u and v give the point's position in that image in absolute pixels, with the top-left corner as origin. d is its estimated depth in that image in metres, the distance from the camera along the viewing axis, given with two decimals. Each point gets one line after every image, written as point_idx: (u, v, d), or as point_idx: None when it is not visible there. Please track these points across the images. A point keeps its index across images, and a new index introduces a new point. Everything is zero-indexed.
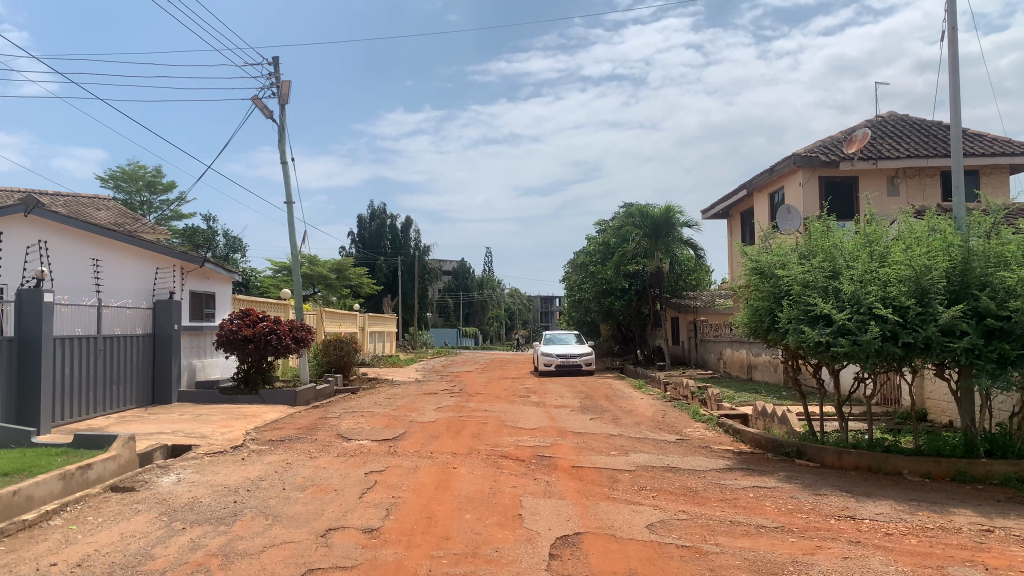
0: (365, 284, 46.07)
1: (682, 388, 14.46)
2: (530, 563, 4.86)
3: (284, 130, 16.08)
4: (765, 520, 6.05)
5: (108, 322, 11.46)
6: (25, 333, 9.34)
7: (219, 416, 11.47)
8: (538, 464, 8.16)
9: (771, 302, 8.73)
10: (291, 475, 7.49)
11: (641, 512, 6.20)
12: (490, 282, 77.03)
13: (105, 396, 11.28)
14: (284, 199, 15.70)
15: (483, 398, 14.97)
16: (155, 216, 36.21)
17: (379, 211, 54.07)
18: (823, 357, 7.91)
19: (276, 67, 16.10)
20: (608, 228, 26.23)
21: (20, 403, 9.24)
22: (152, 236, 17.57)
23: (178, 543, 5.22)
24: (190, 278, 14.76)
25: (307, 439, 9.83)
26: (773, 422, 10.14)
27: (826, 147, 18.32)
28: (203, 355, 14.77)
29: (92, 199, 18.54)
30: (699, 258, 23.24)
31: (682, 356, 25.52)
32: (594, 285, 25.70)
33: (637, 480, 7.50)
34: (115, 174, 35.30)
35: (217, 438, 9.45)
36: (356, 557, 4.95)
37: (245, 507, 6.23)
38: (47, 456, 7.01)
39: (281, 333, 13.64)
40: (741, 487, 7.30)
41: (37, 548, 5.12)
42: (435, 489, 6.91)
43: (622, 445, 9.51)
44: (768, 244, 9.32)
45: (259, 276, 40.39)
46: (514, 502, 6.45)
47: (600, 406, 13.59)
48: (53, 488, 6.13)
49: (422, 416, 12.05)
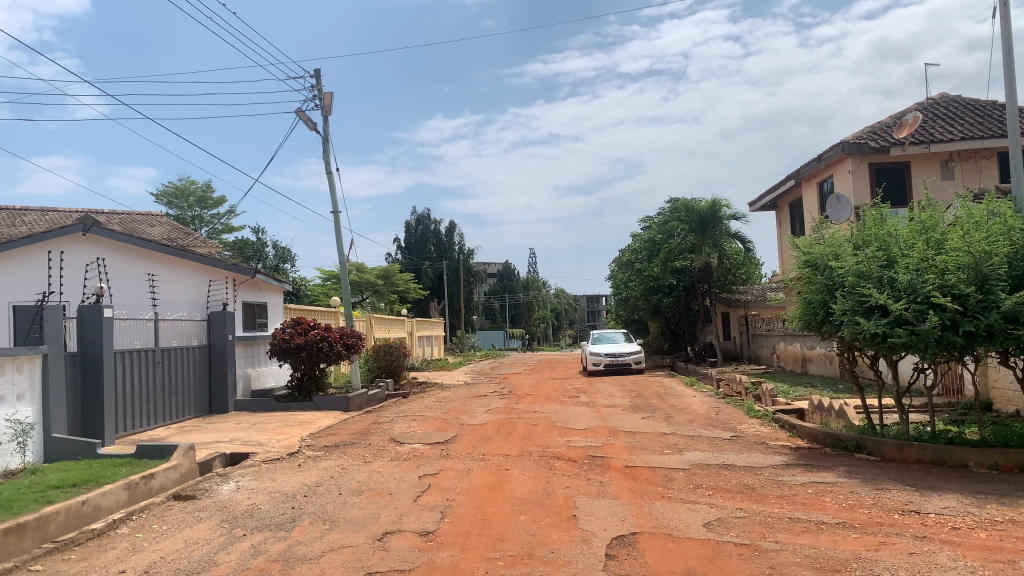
0: (412, 289, 46.50)
1: (736, 384, 14.19)
2: (587, 564, 4.83)
3: (328, 141, 16.30)
4: (825, 516, 5.92)
5: (166, 335, 11.78)
6: (88, 349, 9.63)
7: (274, 424, 11.63)
8: (591, 465, 8.12)
9: (824, 294, 8.51)
10: (346, 480, 7.58)
11: (698, 510, 6.13)
12: (536, 283, 77.11)
13: (165, 407, 11.58)
14: (331, 208, 15.92)
15: (532, 399, 15.00)
16: (207, 231, 37.19)
17: (423, 216, 54.50)
18: (881, 348, 7.72)
19: (317, 79, 16.34)
20: (654, 224, 25.97)
21: (86, 417, 9.54)
22: (203, 249, 17.97)
23: (239, 550, 5.32)
24: (242, 289, 15.02)
25: (361, 443, 9.97)
26: (830, 416, 9.94)
27: (876, 132, 17.88)
28: (257, 365, 15.04)
29: (147, 216, 19.10)
30: (748, 251, 22.86)
31: (734, 352, 25.16)
32: (642, 282, 25.44)
33: (692, 478, 7.40)
34: (167, 191, 36.25)
35: (274, 446, 9.61)
36: (413, 560, 4.98)
37: (303, 513, 6.32)
38: (111, 467, 7.23)
39: (332, 340, 13.78)
40: (800, 483, 7.16)
41: (106, 556, 5.28)
42: (488, 491, 6.92)
43: (675, 444, 9.39)
44: (821, 235, 9.12)
45: (308, 286, 41.05)
46: (568, 503, 6.42)
47: (651, 404, 13.50)
48: (119, 498, 6.31)
49: (472, 419, 12.10)
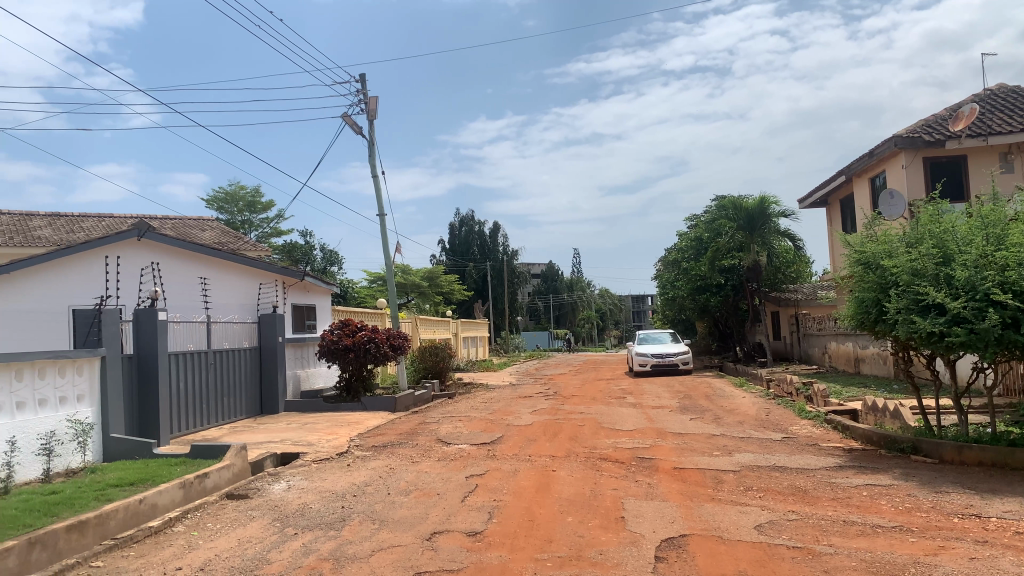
0: (456, 290, 46.72)
1: (787, 385, 13.94)
2: (636, 566, 4.79)
3: (373, 145, 16.48)
4: (881, 520, 5.78)
5: (218, 336, 12.03)
6: (144, 350, 9.89)
7: (323, 424, 11.79)
8: (639, 467, 8.06)
9: (877, 293, 8.31)
10: (395, 480, 7.65)
11: (749, 513, 6.03)
12: (581, 284, 76.87)
13: (218, 408, 11.83)
14: (377, 211, 16.10)
15: (579, 400, 14.94)
16: (256, 235, 37.88)
17: (467, 217, 54.70)
18: (938, 347, 7.52)
19: (363, 83, 16.54)
20: (700, 223, 25.68)
21: (142, 416, 9.79)
22: (253, 253, 18.32)
23: (291, 548, 5.40)
24: (291, 291, 15.25)
25: (408, 443, 10.04)
26: (885, 417, 9.70)
27: (930, 126, 17.42)
28: (307, 366, 15.26)
29: (199, 221, 19.54)
30: (798, 249, 22.47)
31: (784, 351, 24.74)
32: (689, 281, 25.17)
33: (743, 480, 7.29)
34: (217, 196, 37.06)
35: (323, 446, 9.74)
36: (462, 560, 5.00)
37: (352, 512, 6.39)
38: (167, 466, 7.40)
39: (379, 341, 13.93)
40: (854, 485, 7.00)
41: (162, 553, 5.40)
42: (535, 493, 6.91)
43: (724, 445, 9.26)
44: (873, 232, 8.91)
45: (355, 288, 41.57)
46: (616, 505, 6.37)
47: (699, 405, 13.35)
48: (175, 497, 6.46)
49: (518, 420, 12.10)
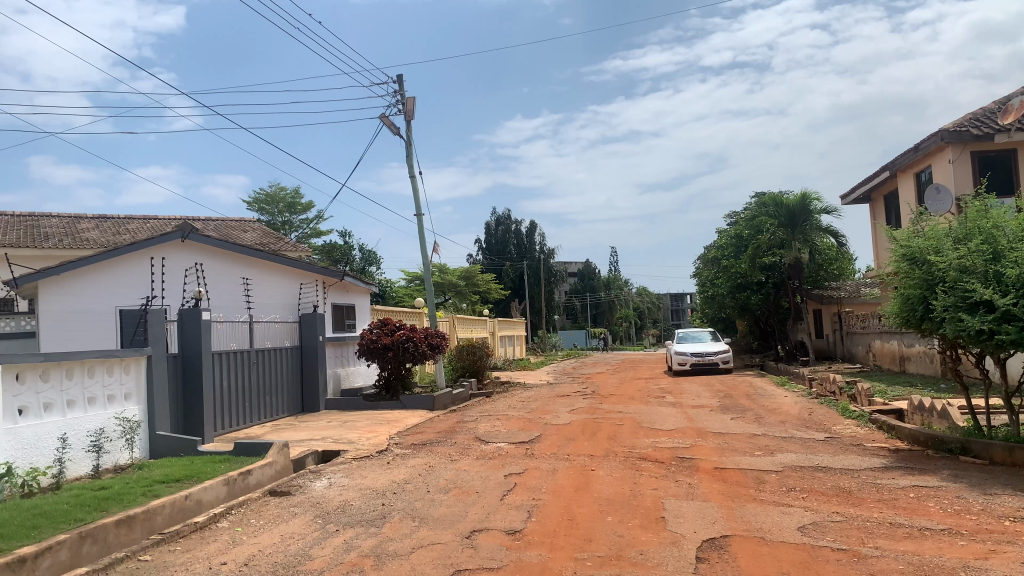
0: (493, 289, 46.83)
1: (830, 384, 13.70)
2: (677, 567, 4.75)
3: (411, 145, 16.59)
4: (929, 522, 5.65)
5: (260, 336, 12.22)
6: (188, 350, 10.08)
7: (363, 422, 11.90)
8: (679, 466, 7.99)
9: (923, 290, 8.13)
10: (434, 478, 7.69)
11: (792, 514, 5.94)
12: (618, 282, 76.47)
13: (260, 406, 12.01)
14: (415, 211, 16.19)
15: (617, 399, 14.86)
16: (296, 236, 38.38)
17: (504, 216, 54.74)
18: (987, 346, 7.34)
19: (400, 84, 16.65)
20: (740, 220, 25.38)
21: (187, 415, 9.98)
22: (294, 253, 18.58)
23: (333, 545, 5.46)
24: (331, 291, 15.42)
25: (447, 442, 10.08)
26: (932, 417, 9.48)
27: (978, 118, 16.98)
28: (346, 364, 15.42)
29: (241, 222, 19.87)
30: (841, 246, 22.08)
31: (827, 350, 24.33)
32: (729, 279, 24.89)
33: (785, 480, 7.18)
34: (259, 198, 37.66)
35: (364, 444, 9.82)
36: (501, 558, 5.01)
37: (392, 510, 6.44)
38: (212, 463, 7.54)
39: (418, 340, 14.02)
40: (900, 486, 6.86)
41: (207, 548, 5.50)
42: (574, 492, 6.89)
43: (766, 445, 9.14)
44: (919, 227, 8.71)
45: (394, 287, 41.91)
46: (656, 505, 6.32)
47: (740, 405, 13.19)
48: (219, 493, 6.58)
49: (556, 419, 12.08)
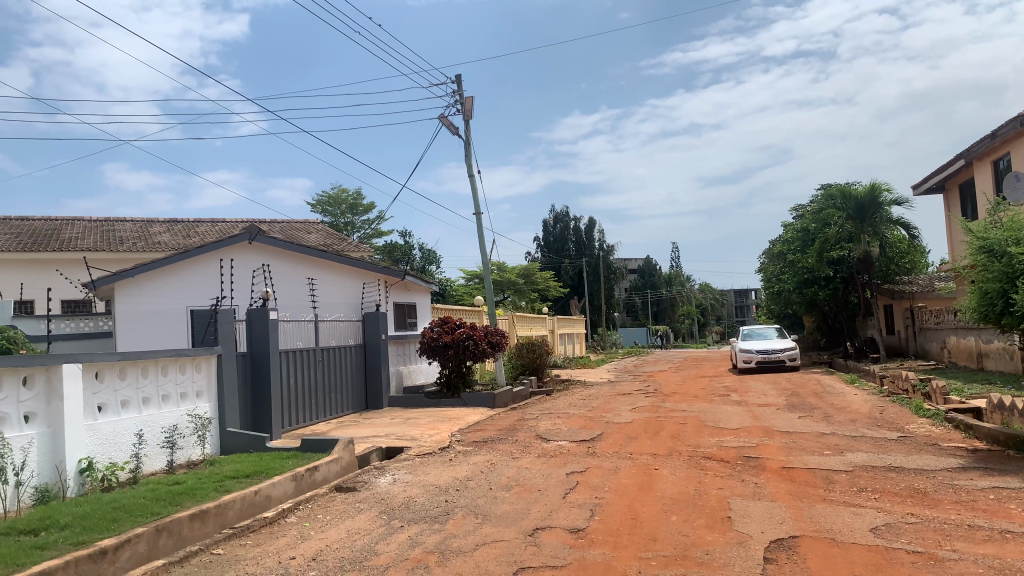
0: (552, 287, 46.80)
1: (902, 381, 13.26)
2: (744, 568, 4.66)
3: (470, 144, 16.68)
4: (1011, 525, 5.42)
5: (325, 334, 12.45)
6: (256, 348, 10.34)
7: (425, 419, 12.01)
8: (745, 466, 7.85)
9: (1003, 283, 7.78)
10: (496, 475, 7.72)
11: (863, 515, 5.78)
12: (679, 279, 75.54)
13: (325, 403, 12.24)
14: (474, 210, 16.28)
15: (680, 398, 14.67)
16: (358, 236, 39.01)
17: (563, 214, 54.62)
18: None
19: (458, 84, 16.77)
20: (806, 213, 24.81)
21: (256, 411, 10.24)
22: (356, 253, 18.90)
23: (398, 540, 5.53)
24: (393, 290, 15.62)
25: (509, 440, 10.11)
26: (1013, 416, 9.07)
27: None
28: (408, 362, 15.60)
29: (305, 223, 20.31)
30: (913, 239, 21.37)
31: (899, 346, 23.57)
32: (795, 274, 24.34)
33: (856, 480, 6.98)
34: (322, 200, 38.44)
35: (426, 441, 9.91)
36: (565, 556, 4.99)
37: (455, 506, 6.48)
38: (280, 459, 7.72)
39: (478, 338, 14.10)
40: (979, 487, 6.60)
41: (277, 542, 5.63)
42: (637, 490, 6.83)
43: (835, 444, 8.90)
44: (998, 218, 8.35)
45: (454, 286, 42.24)
46: (722, 504, 6.22)
47: (808, 403, 12.89)
48: (287, 488, 6.73)
49: (618, 417, 12.00)
